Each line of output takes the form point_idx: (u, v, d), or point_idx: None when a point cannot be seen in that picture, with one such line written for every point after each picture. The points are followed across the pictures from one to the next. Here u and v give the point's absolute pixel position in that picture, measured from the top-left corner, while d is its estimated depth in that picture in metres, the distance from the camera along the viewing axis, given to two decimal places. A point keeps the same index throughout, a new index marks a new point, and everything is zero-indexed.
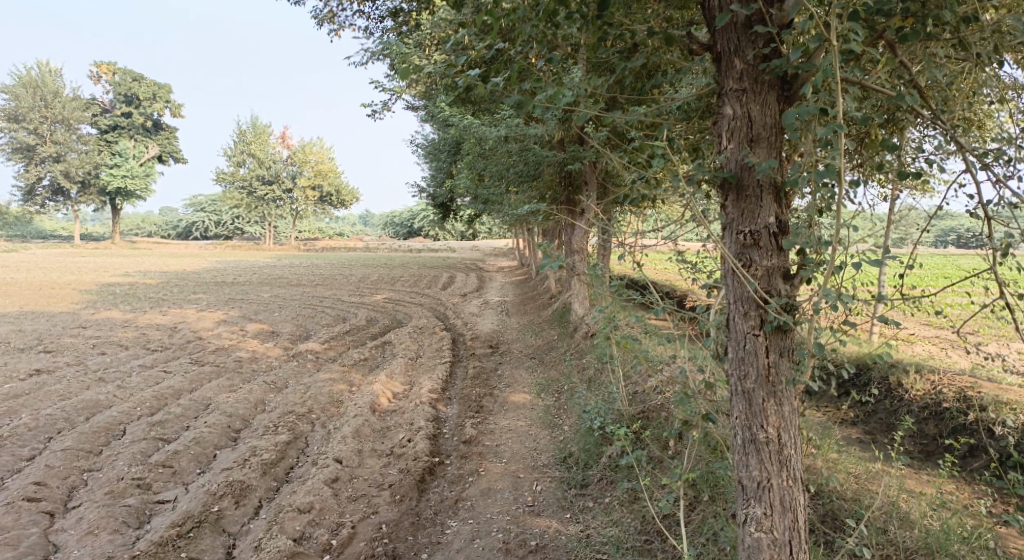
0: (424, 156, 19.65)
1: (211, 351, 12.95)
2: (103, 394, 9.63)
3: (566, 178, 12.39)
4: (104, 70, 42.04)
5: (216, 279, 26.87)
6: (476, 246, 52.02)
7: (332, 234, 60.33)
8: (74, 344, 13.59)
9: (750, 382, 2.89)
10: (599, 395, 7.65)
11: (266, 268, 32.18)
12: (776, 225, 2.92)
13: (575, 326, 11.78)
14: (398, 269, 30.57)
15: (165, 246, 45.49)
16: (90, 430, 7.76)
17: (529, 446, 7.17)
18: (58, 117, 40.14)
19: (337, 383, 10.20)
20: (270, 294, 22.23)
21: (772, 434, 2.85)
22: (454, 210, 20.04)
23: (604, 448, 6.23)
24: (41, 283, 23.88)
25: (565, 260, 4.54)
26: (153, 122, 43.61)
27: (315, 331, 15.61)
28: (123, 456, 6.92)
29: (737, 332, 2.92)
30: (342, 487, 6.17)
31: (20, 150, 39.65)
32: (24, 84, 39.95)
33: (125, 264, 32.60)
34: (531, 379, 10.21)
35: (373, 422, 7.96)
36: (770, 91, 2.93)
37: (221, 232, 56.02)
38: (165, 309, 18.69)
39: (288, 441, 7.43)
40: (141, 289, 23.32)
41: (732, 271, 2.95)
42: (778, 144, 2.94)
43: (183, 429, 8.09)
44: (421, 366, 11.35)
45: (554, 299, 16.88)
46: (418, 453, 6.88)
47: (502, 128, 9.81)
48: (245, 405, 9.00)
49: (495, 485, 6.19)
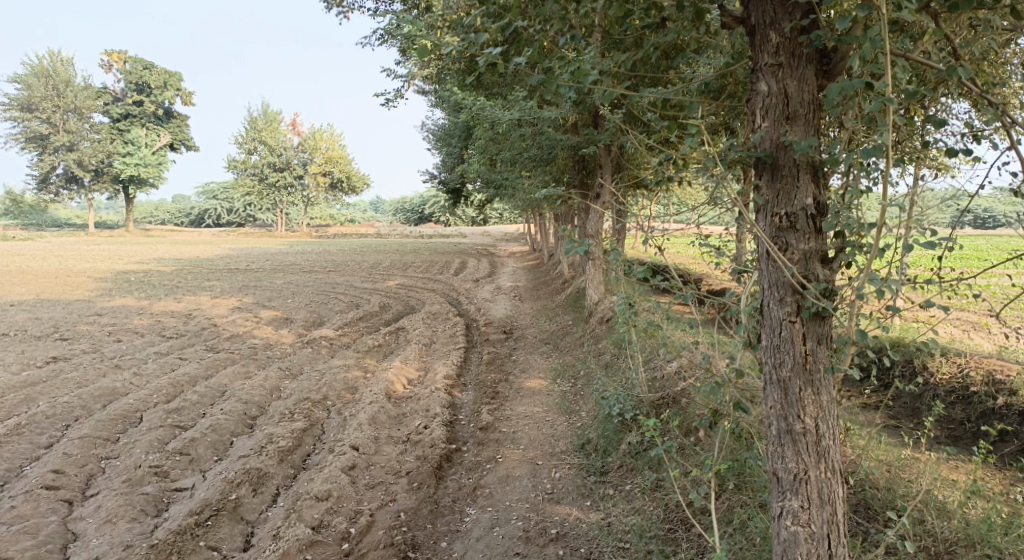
0: (435, 141, 19.51)
1: (226, 338, 12.96)
2: (119, 381, 9.65)
3: (580, 162, 12.24)
4: (115, 57, 42.06)
5: (229, 266, 26.95)
6: (487, 230, 51.88)
7: (343, 220, 60.39)
8: (90, 331, 13.65)
9: (786, 370, 2.78)
10: (617, 381, 7.55)
11: (279, 255, 32.26)
12: (813, 207, 2.79)
13: (590, 310, 11.67)
14: (410, 255, 30.57)
15: (178, 233, 45.69)
16: (107, 417, 7.77)
17: (546, 432, 7.09)
18: (71, 106, 40.23)
19: (352, 370, 10.17)
20: (283, 281, 22.25)
21: (809, 424, 2.75)
22: (466, 195, 19.92)
23: (624, 435, 6.14)
24: (56, 272, 24.03)
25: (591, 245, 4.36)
26: (164, 110, 43.67)
27: (329, 318, 15.60)
28: (140, 444, 6.92)
29: (773, 319, 2.81)
30: (360, 474, 6.12)
31: (33, 139, 39.80)
32: (36, 73, 40.04)
33: (140, 252, 32.78)
34: (547, 364, 10.12)
35: (389, 408, 7.91)
36: (808, 65, 2.79)
37: (233, 219, 56.23)
38: (180, 296, 18.76)
39: (304, 428, 7.40)
40: (156, 276, 23.43)
41: (767, 255, 2.82)
42: (816, 121, 2.81)
43: (199, 416, 8.09)
44: (436, 352, 11.30)
45: (567, 284, 16.76)
46: (435, 440, 6.83)
47: (515, 112, 9.67)
48: (261, 392, 8.98)
49: (514, 473, 6.12)
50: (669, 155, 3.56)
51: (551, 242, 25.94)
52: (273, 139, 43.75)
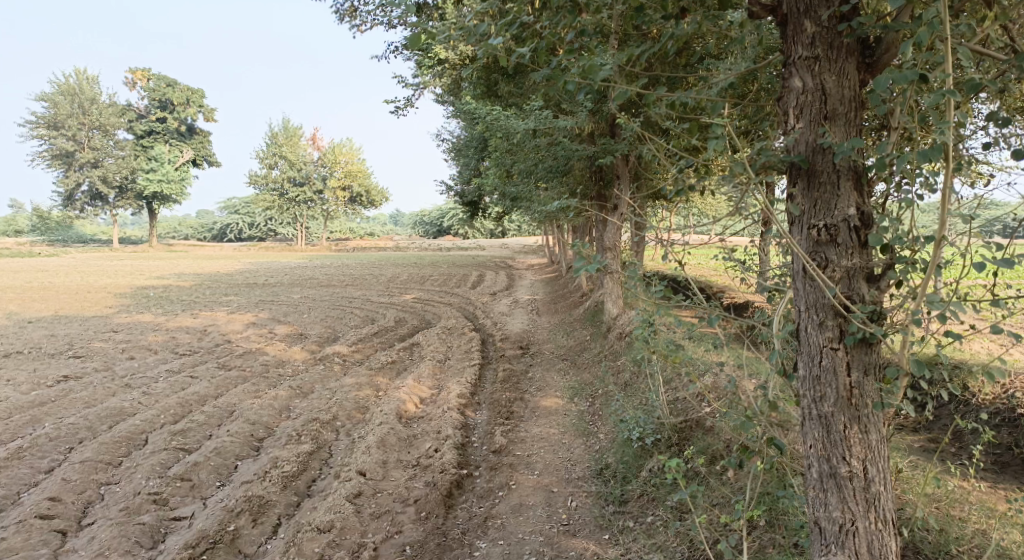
0: (451, 153, 19.34)
1: (238, 354, 12.78)
2: (128, 401, 9.48)
3: (597, 172, 11.94)
4: (138, 76, 42.67)
5: (247, 280, 26.96)
6: (504, 242, 51.71)
7: (363, 234, 60.61)
8: (104, 348, 13.56)
9: (828, 405, 2.43)
10: (636, 401, 7.20)
11: (298, 268, 32.26)
12: (857, 218, 2.44)
13: (609, 325, 11.31)
14: (427, 269, 30.41)
15: (199, 248, 46.05)
16: (111, 440, 7.58)
17: (563, 456, 6.75)
18: (95, 124, 40.76)
19: (364, 388, 9.90)
20: (300, 296, 22.14)
21: (857, 467, 2.40)
22: (482, 208, 19.68)
23: (644, 461, 5.79)
24: (77, 288, 24.16)
25: (604, 261, 4.06)
26: (185, 126, 44.17)
27: (344, 333, 15.40)
28: (142, 469, 6.70)
29: (811, 345, 2.46)
30: (365, 502, 5.83)
31: (59, 156, 40.34)
32: (63, 92, 40.68)
33: (161, 267, 32.94)
34: (564, 382, 9.79)
35: (399, 430, 7.62)
36: (848, 58, 2.47)
37: (255, 234, 56.67)
38: (196, 311, 18.70)
39: (311, 451, 7.14)
40: (174, 292, 23.47)
41: (804, 273, 2.48)
42: (858, 121, 2.48)
43: (206, 438, 7.86)
44: (450, 369, 11.00)
45: (586, 297, 16.42)
46: (445, 464, 6.52)
47: (529, 122, 9.40)
48: (270, 412, 8.74)
49: (528, 501, 5.78)
50: (690, 160, 3.26)
51: (570, 254, 25.63)
52: (292, 153, 44.01)
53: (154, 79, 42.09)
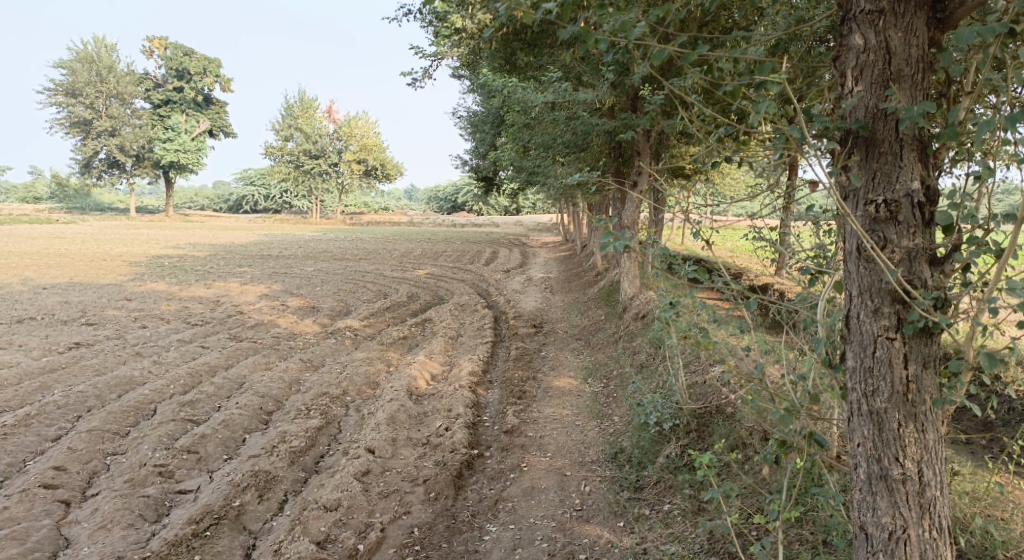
0: (467, 127, 19.06)
1: (250, 326, 12.71)
2: (138, 370, 9.41)
3: (616, 149, 11.64)
4: (156, 44, 42.43)
5: (262, 252, 26.94)
6: (518, 219, 51.44)
7: (377, 208, 60.51)
8: (117, 316, 13.54)
9: (881, 400, 2.22)
10: (653, 385, 7.00)
11: (312, 241, 32.18)
12: (921, 192, 2.20)
13: (625, 306, 11.08)
14: (441, 244, 30.26)
15: (215, 219, 46.12)
16: (119, 409, 7.50)
17: (576, 439, 6.58)
18: (113, 92, 40.67)
19: (374, 363, 9.77)
20: (314, 269, 22.05)
21: (911, 469, 2.20)
22: (497, 183, 19.40)
23: (661, 447, 5.61)
24: (94, 256, 24.25)
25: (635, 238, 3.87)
26: (202, 96, 44.03)
27: (356, 307, 15.29)
28: (148, 440, 6.61)
29: (863, 334, 2.25)
30: (373, 481, 5.69)
31: (77, 124, 40.37)
32: (81, 59, 40.51)
33: (178, 236, 33.02)
34: (577, 362, 9.60)
35: (409, 407, 7.47)
36: (917, 12, 2.20)
37: (270, 206, 56.76)
38: (210, 282, 18.64)
39: (320, 426, 7.01)
40: (189, 262, 23.45)
41: (859, 254, 2.26)
42: (926, 85, 2.22)
43: (214, 410, 7.76)
44: (462, 346, 10.84)
45: (601, 276, 16.19)
46: (456, 444, 6.36)
47: (548, 94, 9.08)
48: (279, 385, 8.64)
49: (540, 484, 5.62)
50: (734, 126, 3.00)
51: (585, 232, 25.36)
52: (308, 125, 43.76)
53: (172, 48, 41.93)
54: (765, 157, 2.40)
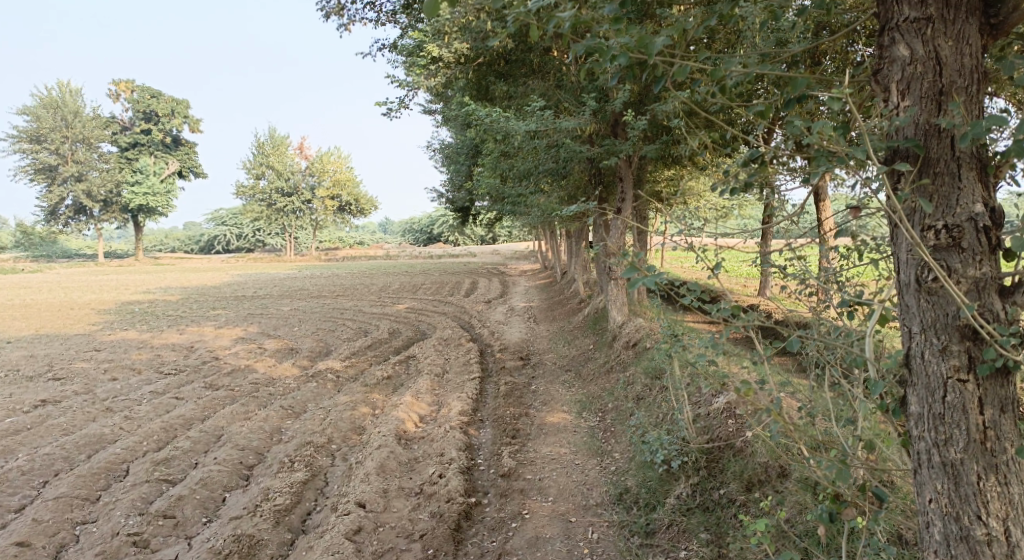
0: (442, 159, 18.91)
1: (226, 372, 12.21)
2: (108, 427, 8.90)
3: (596, 175, 11.54)
4: (122, 88, 41.96)
5: (235, 293, 26.30)
6: (495, 248, 51.21)
7: (352, 243, 59.96)
8: (85, 369, 12.95)
9: (956, 450, 2.16)
10: (654, 418, 6.75)
11: (287, 280, 31.52)
12: (986, 215, 2.12)
13: (613, 334, 10.84)
14: (419, 277, 29.87)
15: (186, 261, 45.24)
16: (89, 472, 7.03)
17: (578, 480, 6.28)
18: (78, 137, 39.96)
19: (359, 407, 9.38)
20: (290, 308, 21.50)
21: (996, 528, 2.13)
22: (475, 214, 19.19)
23: (670, 486, 5.34)
24: (61, 305, 23.45)
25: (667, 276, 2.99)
26: (171, 138, 43.54)
27: (336, 347, 14.85)
28: (121, 505, 6.17)
29: (930, 376, 2.20)
30: (366, 540, 5.32)
31: (42, 171, 39.53)
32: (45, 105, 39.89)
33: (148, 281, 32.25)
34: (570, 395, 9.30)
35: (399, 453, 7.10)
36: (968, 19, 2.16)
37: (242, 246, 55.94)
38: (183, 327, 18.04)
39: (305, 480, 6.62)
40: (160, 307, 22.77)
41: (919, 287, 2.20)
42: (979, 96, 2.17)
43: (191, 467, 7.32)
44: (449, 384, 10.50)
45: (584, 305, 15.96)
46: (451, 493, 6.01)
47: (531, 121, 8.90)
48: (260, 435, 8.22)
49: (545, 533, 5.31)
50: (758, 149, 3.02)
51: (564, 259, 25.18)
52: (280, 163, 43.40)
53: (139, 90, 41.53)
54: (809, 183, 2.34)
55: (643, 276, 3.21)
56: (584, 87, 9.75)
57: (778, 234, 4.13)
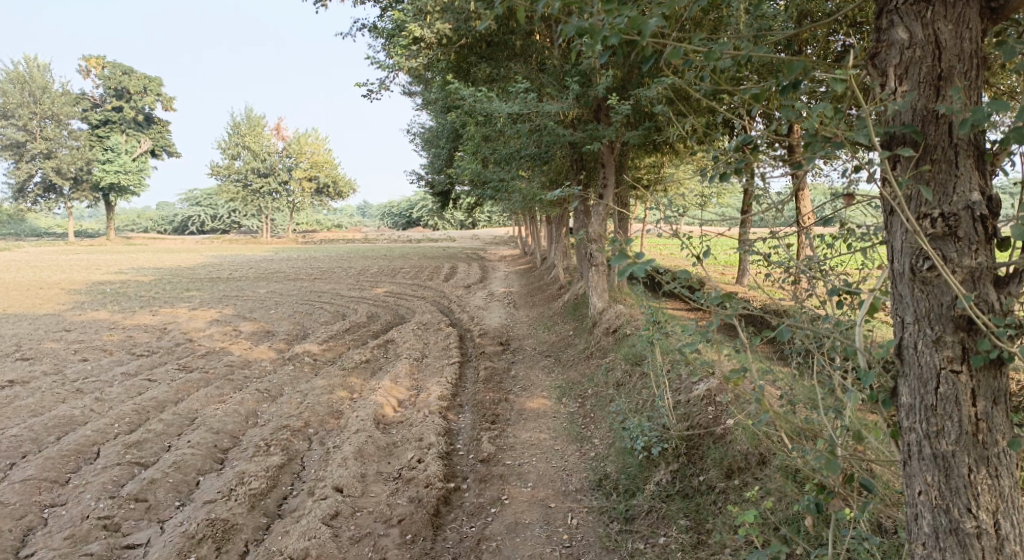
0: (423, 142, 18.69)
1: (201, 355, 12.01)
2: (78, 408, 8.69)
3: (578, 160, 11.48)
4: (93, 62, 40.87)
5: (210, 275, 25.89)
6: (475, 233, 51.03)
7: (330, 225, 59.37)
8: (54, 350, 12.65)
9: (947, 442, 2.17)
10: (634, 404, 6.76)
11: (264, 262, 31.09)
12: (982, 204, 2.11)
13: (593, 320, 10.84)
14: (398, 261, 29.67)
15: (160, 241, 44.40)
16: (58, 454, 6.86)
17: (557, 465, 6.27)
18: (47, 112, 38.90)
19: (337, 391, 9.28)
20: (266, 291, 21.20)
21: (985, 521, 2.14)
22: (455, 199, 19.04)
23: (650, 473, 5.35)
24: (29, 285, 22.89)
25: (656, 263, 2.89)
26: (144, 115, 42.56)
27: (313, 330, 14.69)
28: (91, 488, 6.04)
29: (923, 367, 2.19)
30: (343, 525, 5.27)
31: (10, 146, 38.44)
32: (12, 78, 38.71)
33: (120, 261, 31.63)
34: (549, 381, 9.29)
35: (377, 438, 7.03)
36: (970, 2, 2.13)
37: (218, 226, 55.09)
38: (156, 309, 17.70)
39: (281, 464, 6.53)
40: (132, 288, 22.32)
41: (914, 277, 2.19)
42: (979, 82, 2.14)
43: (164, 450, 7.18)
44: (428, 368, 10.43)
45: (564, 291, 15.95)
46: (430, 478, 5.96)
47: (514, 104, 8.79)
48: (235, 419, 8.09)
49: (524, 519, 5.30)
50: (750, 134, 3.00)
51: (544, 245, 25.15)
52: (257, 143, 42.69)
53: (111, 66, 40.49)
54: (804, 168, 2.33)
55: (634, 262, 2.94)
56: (568, 71, 9.66)
57: (764, 222, 4.11)
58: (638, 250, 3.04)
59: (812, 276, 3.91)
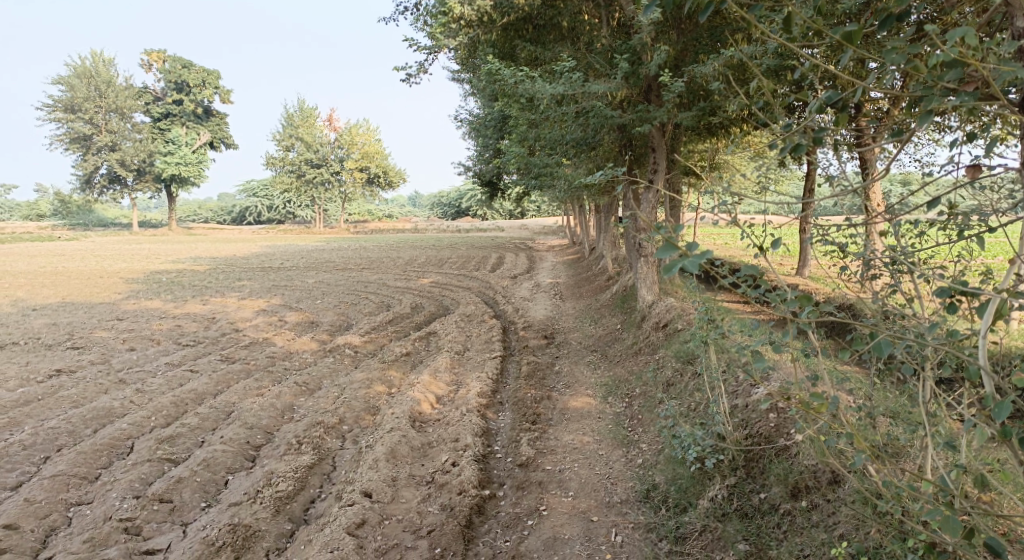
0: (469, 131, 18.30)
1: (244, 345, 11.94)
2: (118, 400, 8.65)
3: (627, 146, 10.90)
4: (154, 57, 41.91)
5: (262, 264, 26.16)
6: (524, 223, 50.42)
7: (381, 216, 59.83)
8: (104, 339, 12.79)
9: None
10: (686, 408, 6.22)
11: (315, 251, 31.38)
12: None
13: (643, 313, 10.27)
14: (446, 251, 29.42)
15: (217, 231, 45.46)
16: (90, 448, 6.78)
17: (600, 473, 5.81)
18: (112, 106, 40.09)
19: (375, 385, 8.99)
20: (314, 281, 21.24)
21: None
22: (502, 188, 18.59)
23: (703, 487, 4.83)
24: (91, 273, 23.58)
25: (715, 257, 2.27)
26: (203, 109, 43.58)
27: (357, 321, 14.52)
28: (117, 487, 5.92)
29: None
30: (369, 535, 4.96)
31: (77, 140, 39.81)
32: (80, 75, 40.08)
33: (178, 250, 32.46)
34: (595, 378, 8.80)
35: (412, 438, 6.67)
36: None
37: (273, 217, 56.16)
38: (207, 298, 17.92)
39: (311, 464, 6.27)
40: (188, 277, 22.74)
41: None
42: None
43: (195, 446, 7.02)
44: (469, 362, 10.06)
45: (612, 282, 15.36)
46: (463, 484, 5.59)
47: (559, 85, 8.30)
48: (270, 413, 7.88)
49: (563, 534, 4.86)
50: (836, 93, 2.59)
51: (593, 235, 24.45)
52: (308, 134, 43.14)
53: (171, 60, 41.52)
54: (919, 128, 1.91)
55: (687, 256, 2.33)
56: (616, 49, 9.10)
57: (843, 206, 3.53)
58: (690, 242, 2.43)
59: (898, 270, 3.41)
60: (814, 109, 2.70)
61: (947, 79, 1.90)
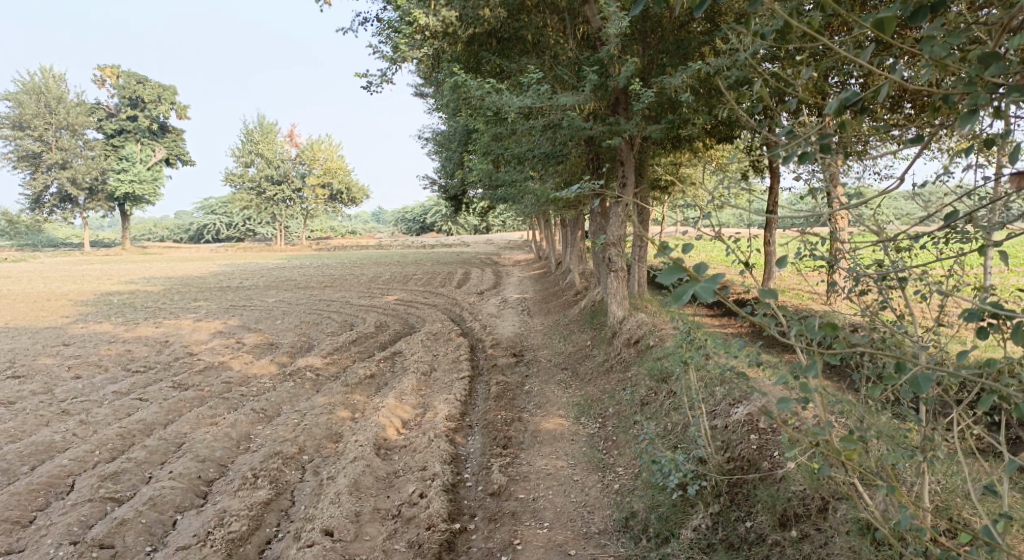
0: (433, 145, 18.02)
1: (199, 370, 11.38)
2: (60, 433, 8.07)
3: (594, 159, 10.76)
4: (107, 73, 40.72)
5: (220, 284, 25.35)
6: (489, 238, 50.17)
7: (344, 232, 59.01)
8: (48, 366, 12.06)
9: None
10: (664, 429, 5.99)
11: (276, 270, 30.62)
12: None
13: (613, 330, 10.08)
14: (411, 267, 28.97)
15: (174, 250, 44.16)
16: (25, 488, 6.25)
17: (576, 500, 5.52)
18: (62, 124, 38.72)
19: (338, 410, 8.58)
20: (274, 300, 20.59)
21: None
22: (467, 203, 18.32)
23: (686, 515, 4.60)
24: (37, 296, 22.47)
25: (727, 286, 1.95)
26: (158, 125, 42.45)
27: (320, 341, 14.03)
28: (53, 533, 5.44)
29: None
30: None
31: (25, 158, 38.32)
32: (28, 90, 38.67)
33: (132, 271, 31.34)
34: (567, 398, 8.54)
35: (376, 468, 6.31)
36: None
37: (233, 235, 54.88)
38: (161, 320, 17.18)
39: (268, 500, 5.85)
40: (141, 298, 21.88)
41: None
42: None
43: (142, 482, 6.53)
44: (437, 383, 9.71)
45: (580, 297, 15.17)
46: (432, 517, 5.26)
47: (525, 97, 8.08)
48: (225, 444, 7.41)
49: None
50: (856, 94, 2.21)
51: (560, 249, 24.31)
52: (268, 151, 42.33)
53: (124, 76, 40.42)
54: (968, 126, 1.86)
55: (695, 282, 2.03)
56: (583, 61, 8.94)
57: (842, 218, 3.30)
58: (698, 266, 2.13)
59: (901, 286, 3.19)
60: (831, 111, 2.30)
61: (990, 76, 1.86)
